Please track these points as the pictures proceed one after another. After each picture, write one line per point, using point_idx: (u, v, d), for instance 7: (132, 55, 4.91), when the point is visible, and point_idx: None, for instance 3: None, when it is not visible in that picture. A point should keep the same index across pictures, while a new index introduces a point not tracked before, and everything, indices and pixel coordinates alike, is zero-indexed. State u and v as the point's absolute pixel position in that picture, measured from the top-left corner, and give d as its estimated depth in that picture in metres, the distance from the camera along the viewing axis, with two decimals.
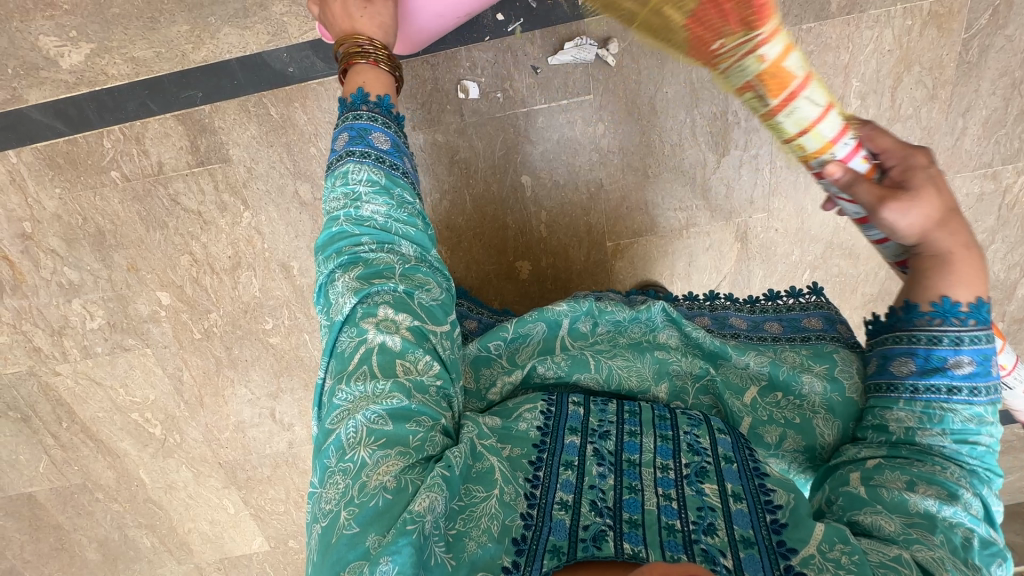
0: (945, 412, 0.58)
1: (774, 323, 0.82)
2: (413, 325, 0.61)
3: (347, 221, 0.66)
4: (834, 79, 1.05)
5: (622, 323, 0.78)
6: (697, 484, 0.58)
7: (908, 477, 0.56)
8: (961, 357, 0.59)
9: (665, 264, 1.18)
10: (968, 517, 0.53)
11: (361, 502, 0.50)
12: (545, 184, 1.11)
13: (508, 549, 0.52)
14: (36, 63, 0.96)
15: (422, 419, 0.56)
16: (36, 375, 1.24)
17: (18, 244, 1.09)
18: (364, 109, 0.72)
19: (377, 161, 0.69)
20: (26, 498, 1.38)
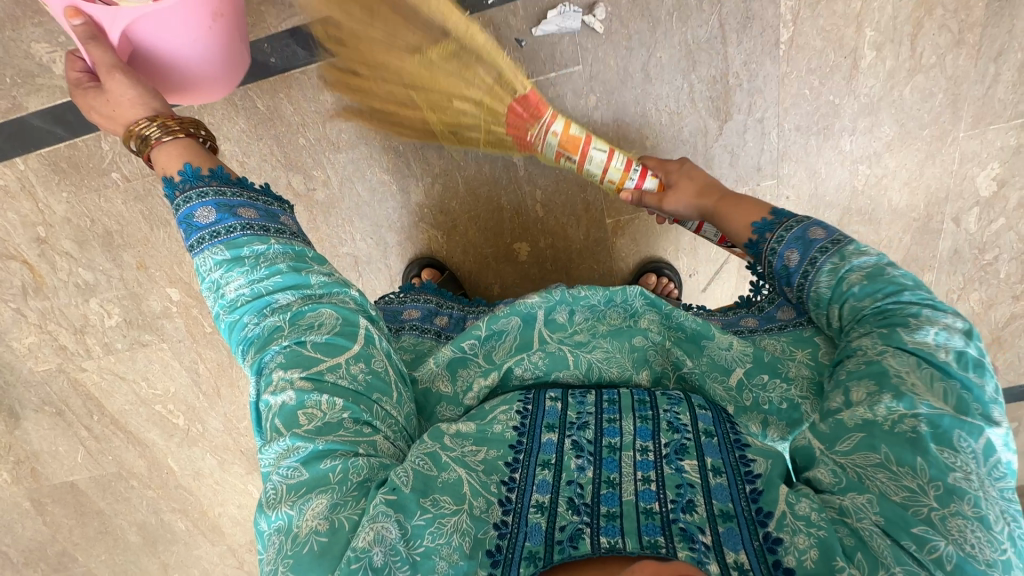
0: (825, 290, 0.67)
1: (749, 318, 0.82)
2: (303, 375, 0.58)
3: (223, 312, 0.64)
4: (846, 30, 0.96)
5: (598, 308, 0.79)
6: (677, 462, 0.58)
7: (843, 389, 0.61)
8: (787, 254, 0.70)
9: (669, 239, 1.13)
10: (901, 403, 0.55)
11: (295, 553, 0.50)
12: (538, 161, 1.07)
13: (482, 562, 0.51)
14: (31, 71, 0.98)
15: (337, 453, 0.55)
16: (66, 372, 1.30)
17: (35, 248, 1.14)
18: (179, 194, 0.66)
19: (215, 237, 0.64)
20: (69, 485, 1.48)
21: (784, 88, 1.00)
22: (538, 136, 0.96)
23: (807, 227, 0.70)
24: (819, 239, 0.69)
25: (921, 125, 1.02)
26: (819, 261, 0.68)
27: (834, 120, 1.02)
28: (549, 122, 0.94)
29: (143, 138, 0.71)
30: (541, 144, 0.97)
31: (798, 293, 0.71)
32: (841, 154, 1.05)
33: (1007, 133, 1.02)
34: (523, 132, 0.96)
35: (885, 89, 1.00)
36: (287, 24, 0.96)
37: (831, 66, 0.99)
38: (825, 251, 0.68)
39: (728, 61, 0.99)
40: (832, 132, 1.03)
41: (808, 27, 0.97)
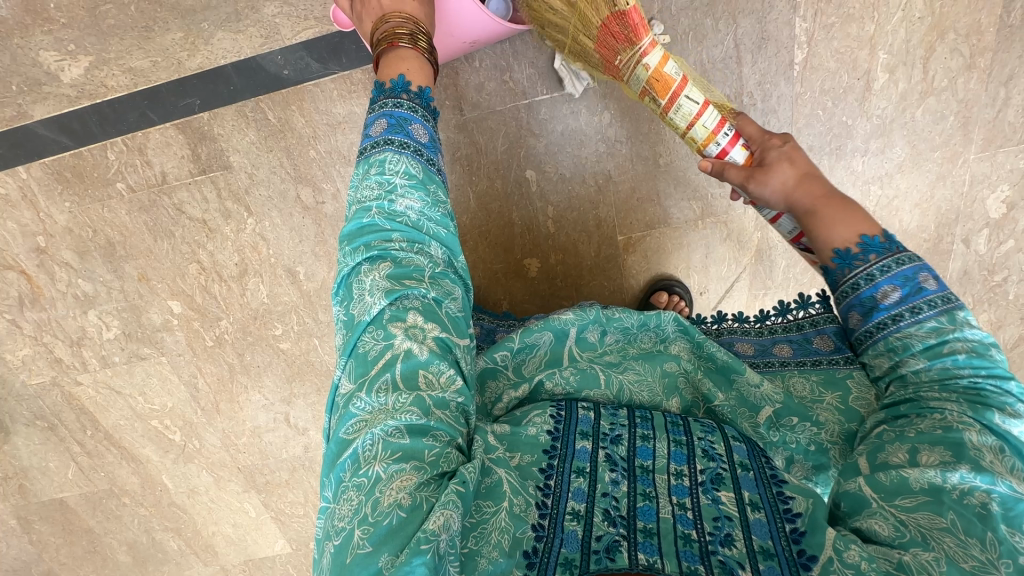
0: (903, 342, 0.62)
1: (784, 344, 0.83)
2: (440, 337, 0.61)
3: (378, 213, 0.66)
4: (859, 52, 0.97)
5: (631, 331, 0.80)
6: (713, 492, 0.59)
7: (910, 445, 0.58)
8: (884, 288, 0.63)
9: (681, 257, 1.12)
10: (980, 478, 0.52)
11: (375, 521, 0.50)
12: (551, 177, 1.06)
13: (519, 562, 0.52)
14: (39, 79, 0.96)
15: (439, 434, 0.56)
16: (60, 385, 1.27)
17: (34, 258, 1.11)
18: (403, 97, 0.72)
19: (414, 153, 0.70)
20: (59, 503, 1.43)
21: (798, 108, 1.00)
22: (626, 62, 0.75)
23: (919, 270, 0.62)
24: (931, 288, 0.62)
25: (932, 147, 1.02)
26: (922, 312, 0.61)
27: (847, 141, 1.03)
28: (643, 53, 0.73)
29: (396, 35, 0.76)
30: (629, 70, 0.75)
31: (868, 331, 0.65)
32: (852, 174, 1.05)
33: (1018, 156, 1.03)
34: (612, 54, 0.76)
35: (897, 110, 1.00)
36: (302, 36, 0.94)
37: (844, 87, 0.99)
38: (935, 305, 0.61)
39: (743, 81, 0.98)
40: (845, 153, 1.03)
41: (822, 49, 0.97)
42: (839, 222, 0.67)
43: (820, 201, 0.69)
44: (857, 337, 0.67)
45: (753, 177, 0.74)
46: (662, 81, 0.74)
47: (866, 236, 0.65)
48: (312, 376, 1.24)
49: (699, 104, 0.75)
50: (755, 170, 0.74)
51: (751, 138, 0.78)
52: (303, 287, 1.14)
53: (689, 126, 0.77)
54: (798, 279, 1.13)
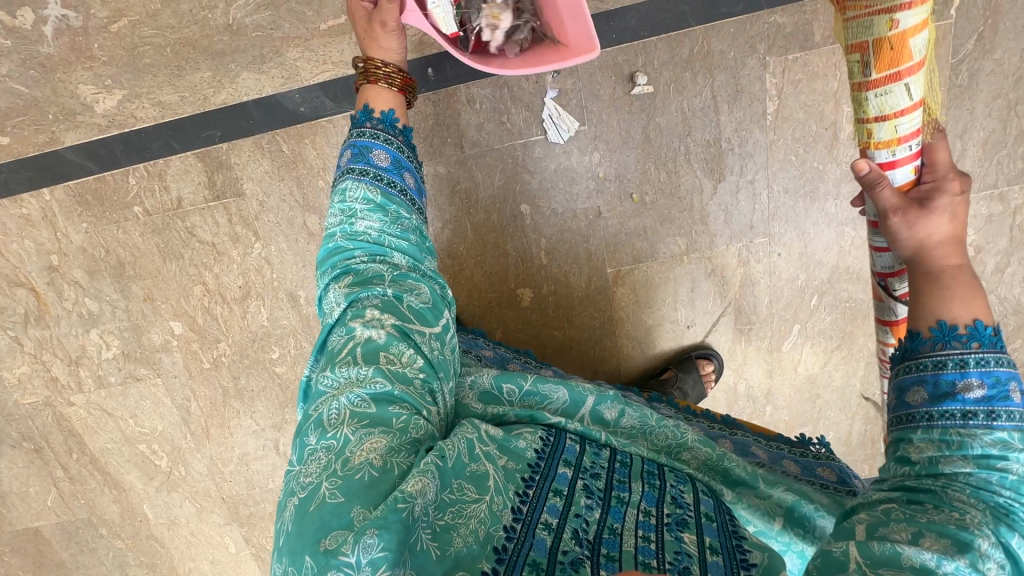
0: (963, 439, 0.56)
1: (790, 463, 0.76)
2: (397, 325, 0.68)
3: (342, 236, 0.75)
4: (826, 105, 1.06)
5: (650, 424, 0.77)
6: (677, 531, 0.60)
7: (915, 528, 0.54)
8: (970, 379, 0.58)
9: (667, 291, 1.18)
10: (972, 570, 0.51)
11: (345, 475, 0.56)
12: (544, 212, 1.13)
13: (489, 555, 0.55)
14: (74, 109, 1.04)
15: (404, 404, 0.63)
16: (52, 406, 1.27)
17: (44, 276, 1.15)
18: (367, 127, 0.79)
19: (374, 178, 0.76)
20: (33, 532, 1.39)
21: (772, 153, 1.09)
22: (866, 4, 0.62)
23: (1013, 379, 0.58)
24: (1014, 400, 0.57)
25: None
26: (998, 420, 0.56)
27: (819, 184, 1.11)
28: (902, 9, 0.60)
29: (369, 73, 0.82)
30: (861, 15, 0.63)
31: (927, 414, 0.59)
32: (827, 216, 1.12)
33: (978, 203, 1.11)
34: None
35: None
36: (319, 78, 1.02)
37: (814, 136, 1.08)
38: (1013, 418, 0.56)
39: (721, 128, 1.07)
40: (818, 196, 1.11)
41: (792, 102, 1.06)
42: (958, 300, 0.62)
43: (950, 270, 0.63)
44: (906, 415, 0.61)
45: (904, 209, 0.65)
46: (896, 51, 0.62)
47: (976, 325, 0.60)
48: None
49: (912, 100, 0.65)
50: (912, 205, 0.65)
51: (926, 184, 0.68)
52: (303, 311, 1.18)
53: (880, 116, 0.66)
54: (779, 314, 1.19)
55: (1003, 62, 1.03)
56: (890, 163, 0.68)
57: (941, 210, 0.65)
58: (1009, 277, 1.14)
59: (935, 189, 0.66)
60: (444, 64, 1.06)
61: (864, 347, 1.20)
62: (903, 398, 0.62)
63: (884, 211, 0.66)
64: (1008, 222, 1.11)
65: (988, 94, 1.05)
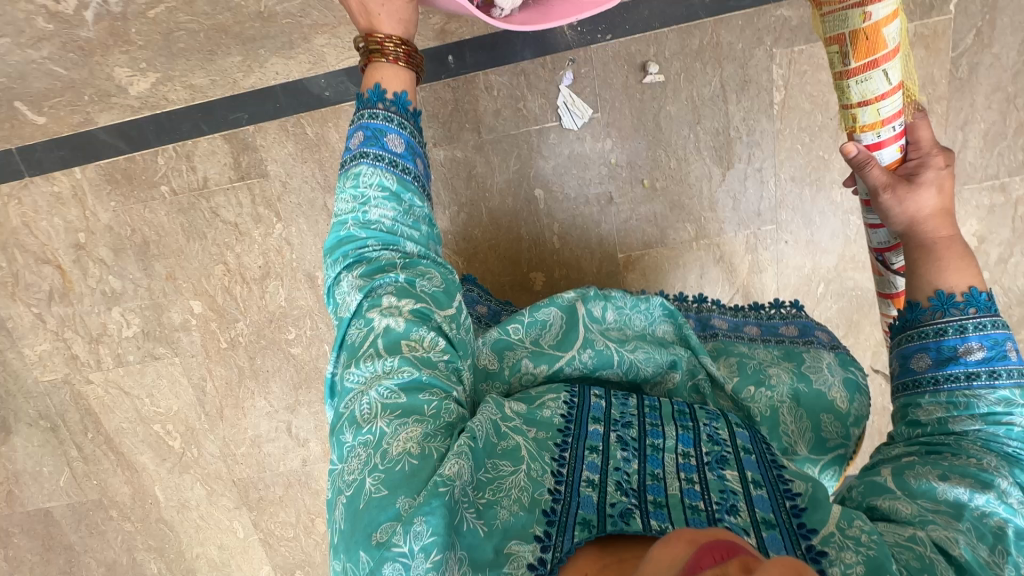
0: (968, 399, 0.60)
1: (754, 326, 0.92)
2: (415, 310, 0.67)
3: (353, 225, 0.73)
4: (830, 96, 1.10)
5: (626, 311, 0.83)
6: (718, 469, 0.61)
7: (941, 470, 0.57)
8: (970, 344, 0.61)
9: (676, 276, 1.20)
10: (1002, 505, 0.54)
11: (387, 468, 0.57)
12: (557, 197, 1.17)
13: (539, 518, 0.56)
14: (109, 91, 1.08)
15: (434, 390, 0.62)
16: (71, 384, 1.29)
17: (71, 254, 1.18)
18: (380, 108, 0.77)
19: (390, 164, 0.74)
20: (44, 514, 1.40)
21: (780, 142, 1.12)
22: None
23: (1009, 340, 0.61)
24: (1011, 358, 0.61)
25: None
26: (999, 378, 0.60)
27: (825, 173, 1.14)
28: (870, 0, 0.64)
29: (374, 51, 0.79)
30: (834, 9, 0.66)
31: (932, 378, 0.62)
32: (833, 204, 1.15)
33: (980, 193, 1.13)
34: None
35: None
36: (344, 63, 1.07)
37: (820, 126, 1.12)
38: (1013, 375, 0.60)
39: (730, 117, 1.11)
40: (824, 184, 1.14)
41: (798, 92, 1.10)
42: (954, 269, 0.64)
43: (942, 241, 0.66)
44: (910, 381, 0.64)
45: (896, 186, 0.67)
46: (871, 41, 0.66)
47: (973, 290, 0.63)
48: (318, 384, 1.28)
49: (891, 84, 0.67)
50: (901, 182, 0.67)
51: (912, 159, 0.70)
52: (320, 292, 1.20)
53: (864, 101, 0.69)
54: (786, 301, 1.21)
55: (1001, 57, 1.07)
56: (876, 147, 0.70)
57: (927, 184, 0.67)
58: (1013, 266, 1.16)
59: (920, 165, 0.68)
60: (463, 51, 1.11)
61: (871, 335, 1.22)
62: (906, 364, 0.65)
63: (876, 193, 0.68)
64: (1010, 213, 1.14)
65: (987, 87, 1.09)
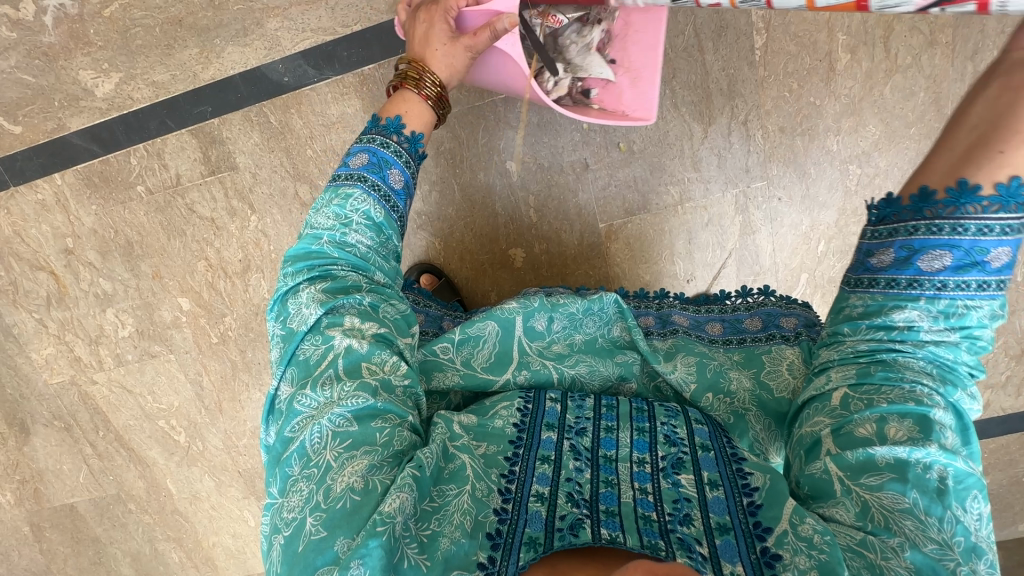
0: (967, 310, 0.54)
1: (717, 323, 0.82)
2: (379, 334, 0.64)
3: (329, 242, 0.69)
4: (818, 35, 1.02)
5: (576, 316, 0.77)
6: (674, 475, 0.59)
7: (879, 414, 0.54)
8: (1001, 248, 0.52)
9: (663, 244, 1.14)
10: (944, 454, 0.51)
11: (329, 507, 0.53)
12: (531, 168, 1.12)
13: (482, 544, 0.53)
14: (77, 95, 1.11)
15: (388, 416, 0.59)
16: (78, 384, 1.34)
17: (62, 259, 1.22)
18: (394, 138, 0.73)
19: (383, 198, 0.71)
20: (68, 509, 1.45)
21: (764, 91, 1.05)
22: None
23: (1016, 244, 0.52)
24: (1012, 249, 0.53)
25: (906, 123, 1.03)
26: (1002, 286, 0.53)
27: (817, 121, 1.05)
28: None
29: (406, 77, 0.76)
30: None
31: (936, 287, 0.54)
32: (828, 153, 1.06)
33: None
34: None
35: (864, 89, 1.03)
36: (300, 46, 1.05)
37: (808, 69, 1.03)
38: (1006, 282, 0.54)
39: (707, 69, 1.04)
40: (817, 133, 1.06)
41: (780, 34, 1.02)
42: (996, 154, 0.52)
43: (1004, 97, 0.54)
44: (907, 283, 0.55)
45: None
46: None
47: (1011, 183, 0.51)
48: None
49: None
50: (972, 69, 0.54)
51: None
52: None
53: None
54: (785, 264, 1.13)
55: None
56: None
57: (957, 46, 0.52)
58: None
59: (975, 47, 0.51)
60: None
61: None
62: (910, 259, 0.55)
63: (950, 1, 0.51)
64: None
65: None
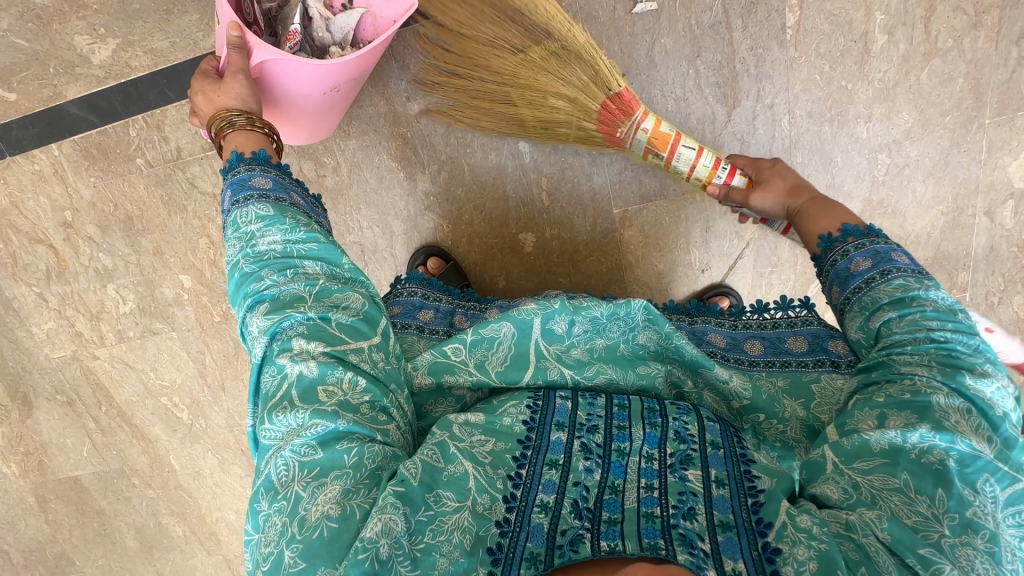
0: (874, 299, 0.63)
1: (755, 341, 0.79)
2: (328, 351, 0.59)
3: (246, 261, 0.65)
4: (854, 14, 0.96)
5: (600, 320, 0.72)
6: (681, 471, 0.57)
7: (879, 411, 0.56)
8: (857, 259, 0.66)
9: (679, 232, 1.10)
10: (939, 436, 0.51)
11: (305, 537, 0.50)
12: (543, 149, 1.08)
13: (482, 560, 0.51)
14: (73, 61, 1.06)
15: (355, 438, 0.55)
16: (79, 359, 1.33)
17: (61, 232, 1.19)
18: (239, 165, 0.71)
19: (262, 198, 0.68)
20: (73, 481, 1.45)
21: (793, 73, 0.99)
22: None
23: (892, 248, 0.65)
24: (899, 259, 0.64)
25: (942, 111, 0.98)
26: (892, 275, 0.63)
27: (848, 106, 1.00)
28: None
29: (220, 128, 0.76)
30: None
31: (881, 272, 0.64)
32: (857, 142, 1.01)
33: None
34: None
35: (900, 73, 0.97)
36: None
37: (841, 50, 0.98)
38: (904, 270, 0.63)
39: (734, 47, 0.99)
40: (847, 119, 1.00)
41: (814, 11, 0.97)
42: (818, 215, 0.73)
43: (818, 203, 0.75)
44: (862, 284, 0.64)
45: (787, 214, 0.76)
46: None
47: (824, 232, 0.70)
48: None
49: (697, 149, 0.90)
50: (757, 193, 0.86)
51: (746, 165, 0.89)
52: None
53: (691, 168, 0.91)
54: (805, 256, 1.09)
55: None
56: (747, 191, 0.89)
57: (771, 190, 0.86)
58: None
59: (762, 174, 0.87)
60: None
61: None
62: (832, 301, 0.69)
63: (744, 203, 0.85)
64: None
65: None
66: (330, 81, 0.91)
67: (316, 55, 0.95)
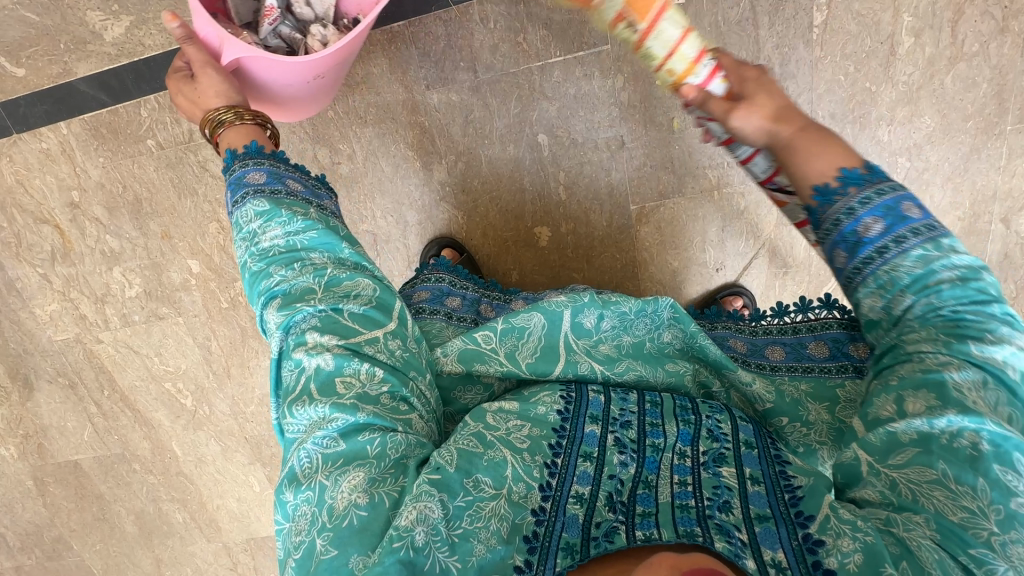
0: (891, 274, 0.55)
1: (776, 347, 0.79)
2: (342, 343, 0.58)
3: (253, 261, 0.64)
4: (882, 15, 0.95)
5: (629, 317, 0.72)
6: (715, 467, 0.57)
7: (897, 395, 0.55)
8: (865, 221, 0.55)
9: (696, 230, 1.09)
10: (967, 418, 0.49)
11: (334, 526, 0.49)
12: (563, 142, 1.07)
13: (519, 547, 0.51)
14: (84, 38, 1.04)
15: (377, 428, 0.54)
16: (82, 342, 1.31)
17: (67, 213, 1.17)
18: (235, 162, 0.69)
19: (258, 192, 0.66)
20: (73, 465, 1.43)
21: (818, 73, 0.98)
22: None
23: (905, 199, 0.55)
24: (915, 217, 0.55)
25: (964, 116, 0.98)
26: (909, 242, 0.54)
27: (870, 108, 0.99)
28: None
29: (212, 128, 0.74)
30: None
31: (895, 239, 0.55)
32: (878, 144, 1.01)
33: None
34: None
35: (925, 76, 0.97)
36: None
37: (867, 52, 0.97)
38: (921, 233, 0.54)
39: (760, 44, 0.98)
40: (869, 121, 1.00)
41: (842, 11, 0.96)
42: (814, 158, 0.59)
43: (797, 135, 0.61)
44: (874, 254, 0.55)
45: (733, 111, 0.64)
46: None
47: (841, 175, 0.58)
48: None
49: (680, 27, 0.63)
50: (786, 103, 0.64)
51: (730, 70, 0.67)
52: None
53: (668, 54, 0.64)
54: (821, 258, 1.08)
55: None
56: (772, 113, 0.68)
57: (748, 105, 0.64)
58: None
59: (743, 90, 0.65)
60: None
61: None
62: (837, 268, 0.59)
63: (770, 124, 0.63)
64: None
65: None
66: (312, 72, 0.83)
67: (299, 29, 0.88)
